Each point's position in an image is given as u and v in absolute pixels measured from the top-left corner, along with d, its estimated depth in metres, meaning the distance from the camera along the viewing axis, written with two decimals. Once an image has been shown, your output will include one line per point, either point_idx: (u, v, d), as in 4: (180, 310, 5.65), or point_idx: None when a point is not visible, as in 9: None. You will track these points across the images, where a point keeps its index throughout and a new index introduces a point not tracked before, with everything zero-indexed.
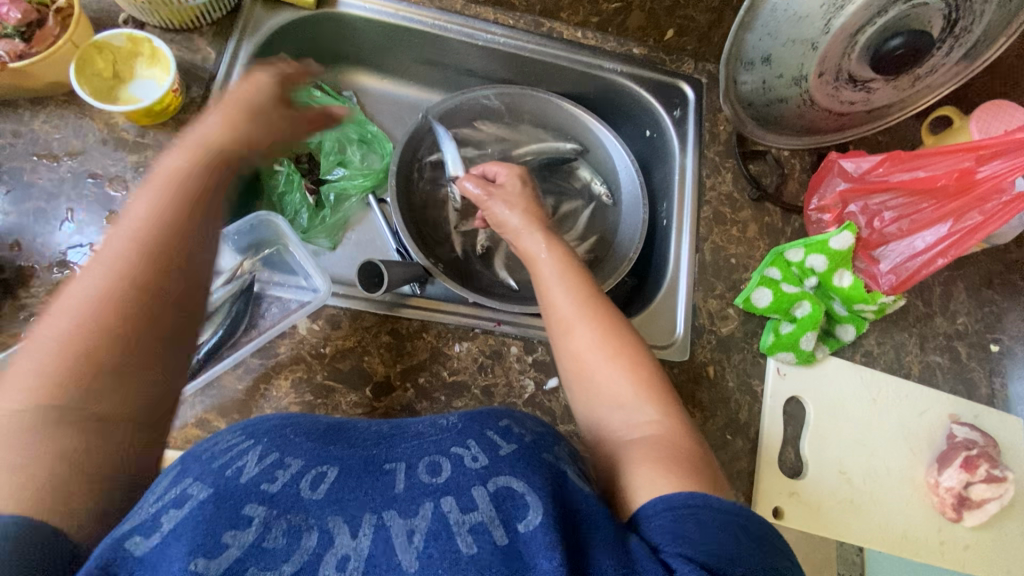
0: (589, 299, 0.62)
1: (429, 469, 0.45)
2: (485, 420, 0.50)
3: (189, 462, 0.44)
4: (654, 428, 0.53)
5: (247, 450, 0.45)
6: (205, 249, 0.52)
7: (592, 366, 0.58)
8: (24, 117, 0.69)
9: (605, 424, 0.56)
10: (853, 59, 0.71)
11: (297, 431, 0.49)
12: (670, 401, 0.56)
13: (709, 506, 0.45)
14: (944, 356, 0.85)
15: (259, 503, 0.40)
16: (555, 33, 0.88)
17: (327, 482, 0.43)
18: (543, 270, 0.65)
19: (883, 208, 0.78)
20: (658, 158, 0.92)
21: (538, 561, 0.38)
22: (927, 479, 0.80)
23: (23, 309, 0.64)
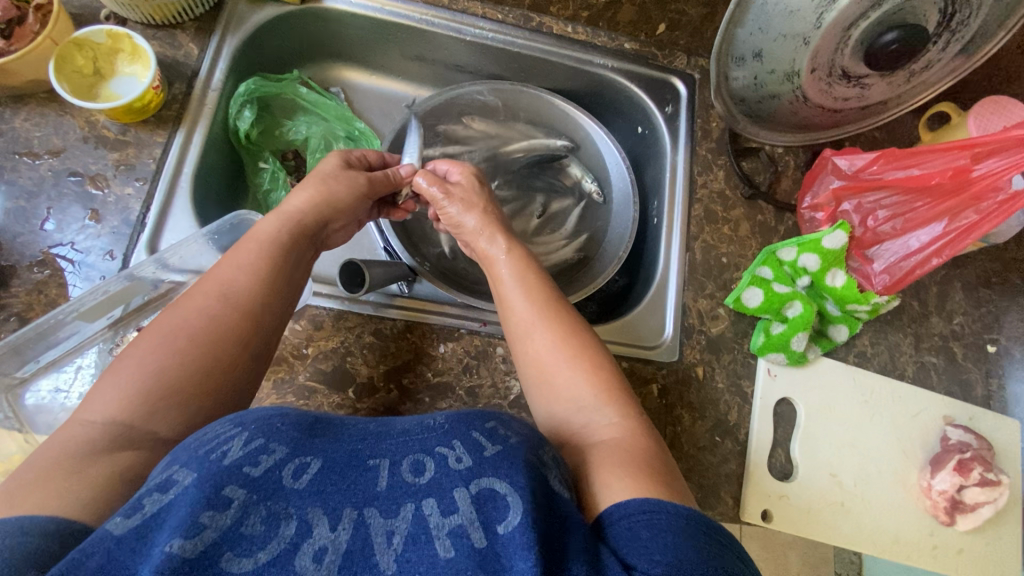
0: (547, 303, 0.63)
1: (412, 468, 0.43)
2: (471, 420, 0.48)
3: (178, 450, 0.43)
4: (614, 431, 0.54)
5: (232, 436, 0.43)
6: (274, 298, 0.57)
7: (551, 368, 0.59)
8: (5, 114, 0.68)
9: (566, 426, 0.57)
10: (846, 54, 0.69)
11: (286, 420, 0.47)
12: (629, 402, 0.57)
13: (664, 511, 0.44)
14: (939, 357, 0.84)
15: (239, 486, 0.39)
16: (544, 28, 0.87)
17: (310, 472, 0.41)
18: (502, 273, 0.67)
19: (878, 206, 0.76)
20: (649, 155, 0.91)
21: (515, 562, 0.37)
22: (920, 482, 0.79)
23: (3, 308, 0.62)
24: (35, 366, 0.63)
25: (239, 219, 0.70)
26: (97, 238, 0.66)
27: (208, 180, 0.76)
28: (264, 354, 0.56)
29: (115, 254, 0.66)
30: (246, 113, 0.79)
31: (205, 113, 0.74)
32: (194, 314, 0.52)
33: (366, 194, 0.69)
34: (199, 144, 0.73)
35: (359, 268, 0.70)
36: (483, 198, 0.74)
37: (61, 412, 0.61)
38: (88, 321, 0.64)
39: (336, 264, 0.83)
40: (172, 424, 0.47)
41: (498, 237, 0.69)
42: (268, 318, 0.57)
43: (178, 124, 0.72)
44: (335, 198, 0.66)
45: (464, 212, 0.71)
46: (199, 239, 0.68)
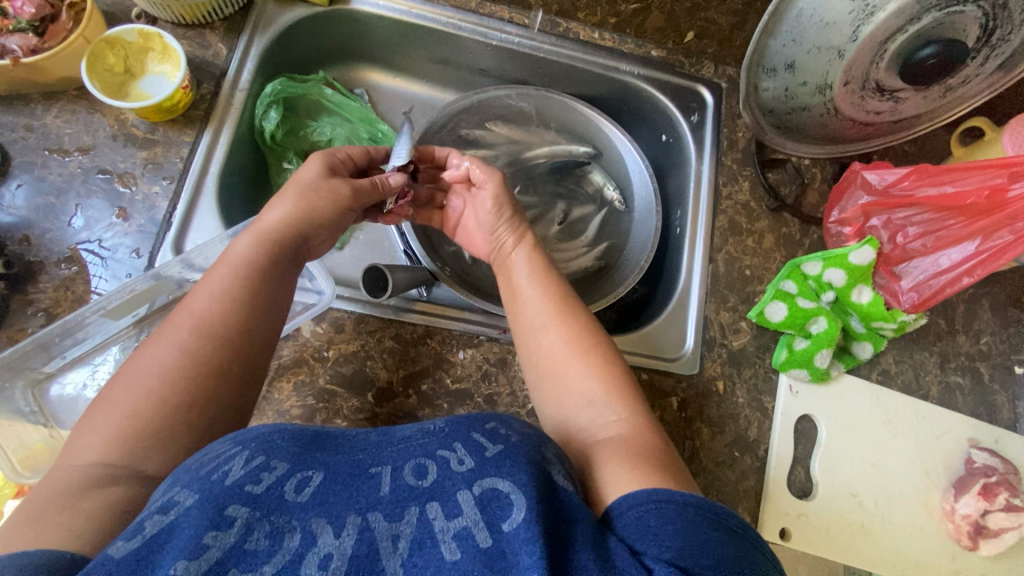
0: (562, 302, 0.63)
1: (414, 472, 0.43)
2: (472, 423, 0.49)
3: (179, 471, 0.43)
4: (620, 427, 0.54)
5: (233, 455, 0.43)
6: (273, 306, 0.58)
7: (562, 362, 0.59)
8: (37, 111, 0.69)
9: (575, 421, 0.56)
10: (881, 68, 0.68)
11: (285, 436, 0.47)
12: (635, 398, 0.57)
13: (674, 501, 0.43)
14: (964, 377, 0.82)
15: (242, 504, 0.39)
16: (571, 33, 0.86)
17: (312, 485, 0.41)
18: (517, 267, 0.68)
19: (908, 223, 0.75)
20: (673, 163, 0.90)
21: (521, 557, 0.37)
22: (943, 505, 0.78)
23: (32, 304, 0.63)
24: (60, 361, 0.63)
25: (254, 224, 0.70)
26: (124, 236, 0.67)
27: (233, 179, 0.76)
28: (266, 351, 0.57)
29: (140, 252, 0.67)
30: (272, 113, 0.80)
31: (231, 113, 0.74)
32: (185, 334, 0.53)
33: (350, 206, 0.65)
34: (225, 144, 0.73)
35: (382, 273, 0.70)
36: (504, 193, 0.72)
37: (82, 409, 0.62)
38: (113, 319, 0.65)
39: (357, 267, 0.84)
40: (159, 462, 0.47)
41: (519, 238, 0.69)
42: (266, 328, 0.57)
43: (205, 124, 0.72)
44: (323, 214, 0.63)
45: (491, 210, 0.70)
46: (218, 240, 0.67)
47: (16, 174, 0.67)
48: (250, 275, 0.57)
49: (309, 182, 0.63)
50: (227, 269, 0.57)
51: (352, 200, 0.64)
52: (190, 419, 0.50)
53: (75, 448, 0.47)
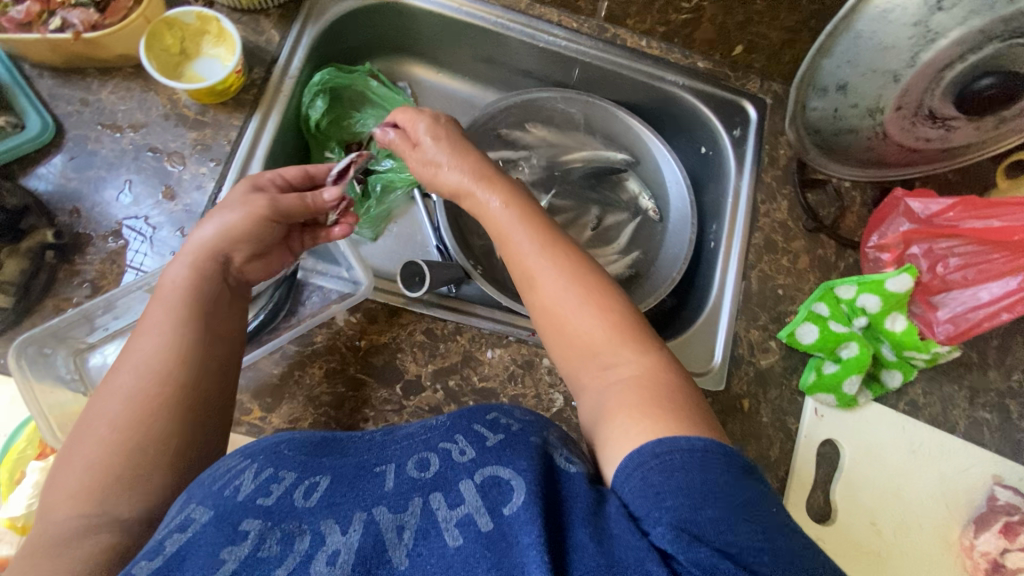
0: (551, 246, 0.61)
1: (418, 465, 0.47)
2: (473, 415, 0.52)
3: (193, 488, 0.46)
4: (632, 371, 0.53)
5: (243, 470, 0.46)
6: (227, 335, 0.59)
7: (561, 314, 0.58)
8: (93, 86, 0.71)
9: (585, 374, 0.56)
10: (937, 95, 0.67)
11: (290, 447, 0.50)
12: (645, 337, 0.56)
13: (678, 449, 0.45)
14: (993, 414, 0.81)
15: (255, 517, 0.41)
16: (618, 40, 0.86)
17: (319, 490, 0.44)
18: (498, 220, 0.64)
19: (950, 253, 0.74)
20: (711, 176, 0.90)
21: (521, 537, 0.40)
22: (962, 541, 0.77)
23: (78, 274, 0.65)
24: (102, 332, 0.66)
25: None
26: (169, 215, 0.68)
27: (277, 165, 0.77)
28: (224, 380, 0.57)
29: (185, 230, 0.68)
30: (318, 103, 0.81)
31: (280, 99, 0.75)
32: (133, 377, 0.52)
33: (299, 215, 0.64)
34: (273, 129, 0.74)
35: (419, 268, 0.70)
36: (464, 143, 0.70)
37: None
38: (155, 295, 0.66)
39: (390, 258, 0.85)
40: (136, 504, 0.48)
41: (483, 182, 0.66)
42: (219, 354, 0.57)
43: (254, 109, 0.73)
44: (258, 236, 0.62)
45: (453, 164, 0.67)
46: None
47: (70, 147, 0.69)
48: (186, 305, 0.56)
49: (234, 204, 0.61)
50: (159, 307, 0.56)
51: (270, 210, 0.62)
52: (170, 453, 0.51)
53: (46, 507, 0.47)
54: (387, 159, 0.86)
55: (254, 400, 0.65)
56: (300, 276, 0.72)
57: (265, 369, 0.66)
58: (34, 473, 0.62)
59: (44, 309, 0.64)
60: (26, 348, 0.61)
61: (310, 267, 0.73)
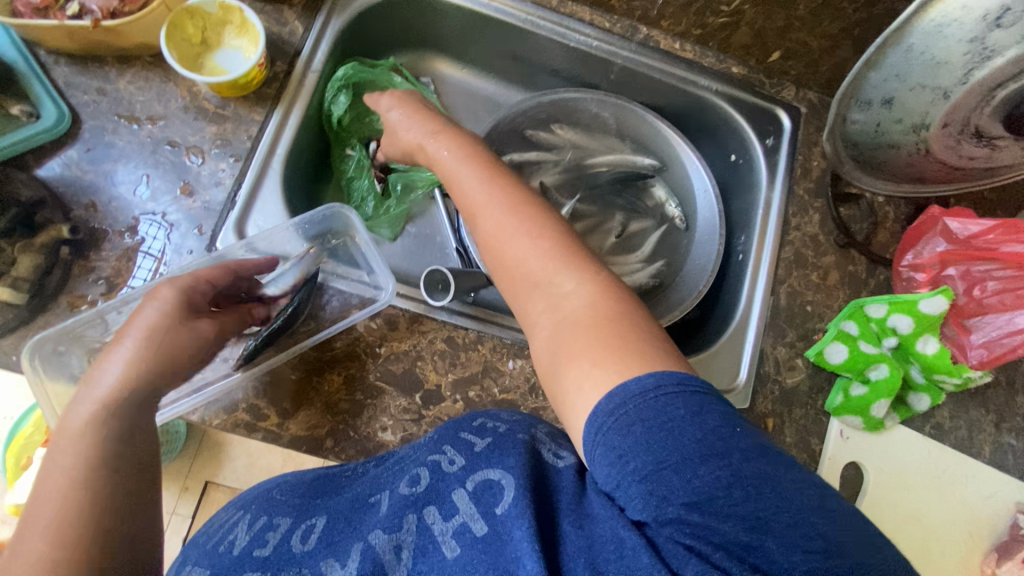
0: (495, 182, 0.60)
1: (409, 483, 0.49)
2: (460, 425, 0.54)
3: (189, 550, 0.53)
4: (578, 301, 0.51)
5: (237, 524, 0.52)
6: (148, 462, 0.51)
7: (508, 250, 0.56)
8: (111, 75, 0.69)
9: (534, 311, 0.54)
10: (986, 114, 0.64)
11: (282, 492, 0.56)
12: (587, 264, 0.54)
13: (625, 395, 0.43)
14: (1019, 440, 0.79)
15: (254, 569, 0.46)
16: (651, 42, 0.83)
17: (316, 531, 0.48)
18: (448, 171, 0.63)
19: (988, 276, 0.73)
20: (740, 185, 0.87)
21: (514, 533, 0.40)
22: (984, 570, 0.76)
23: (93, 271, 0.63)
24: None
25: (334, 212, 0.71)
26: (187, 212, 0.66)
27: (298, 162, 0.75)
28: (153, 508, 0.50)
29: (203, 228, 0.66)
30: (341, 98, 0.78)
31: (303, 93, 0.72)
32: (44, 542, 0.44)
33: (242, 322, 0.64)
34: (293, 126, 0.71)
35: (442, 276, 0.70)
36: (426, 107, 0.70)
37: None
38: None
39: (408, 260, 0.83)
40: None
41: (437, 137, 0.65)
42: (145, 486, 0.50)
43: (276, 103, 0.71)
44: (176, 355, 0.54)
45: (411, 122, 0.67)
46: (291, 227, 0.69)
47: (86, 138, 0.67)
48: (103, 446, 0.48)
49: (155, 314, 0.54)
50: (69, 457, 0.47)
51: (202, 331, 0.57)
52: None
53: None
54: None
55: (272, 406, 0.64)
56: (320, 279, 0.71)
57: (283, 375, 0.64)
58: None
59: (58, 306, 0.62)
60: (41, 347, 0.60)
61: (330, 270, 0.71)
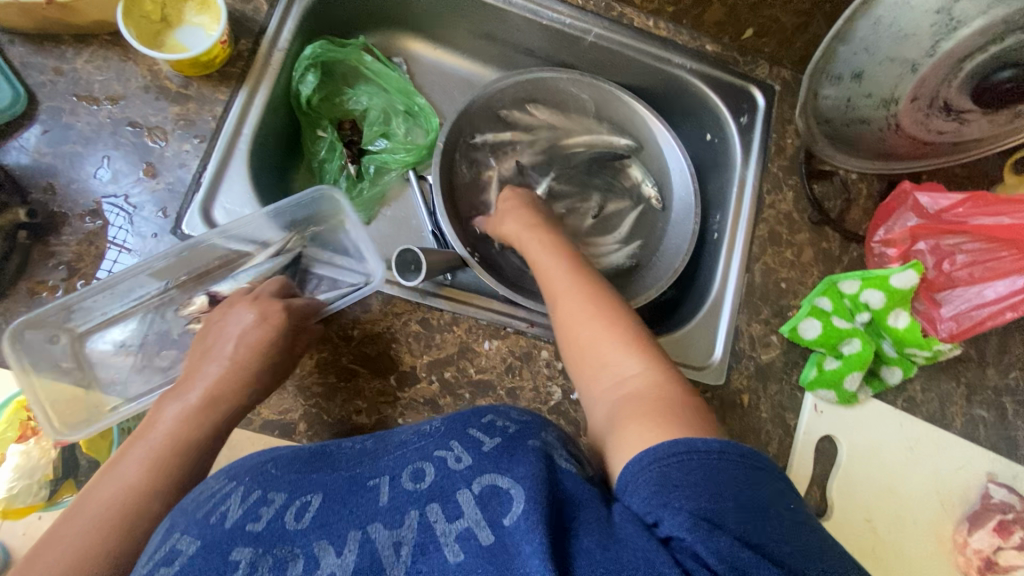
0: (580, 272, 0.66)
1: (412, 477, 0.47)
2: (467, 420, 0.53)
3: (175, 515, 0.46)
4: (639, 381, 0.53)
5: (229, 494, 0.47)
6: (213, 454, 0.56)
7: (577, 326, 0.60)
8: (67, 54, 0.66)
9: (597, 388, 0.56)
10: (954, 87, 0.65)
11: (278, 465, 0.51)
12: (654, 353, 0.57)
13: (694, 451, 0.44)
14: (989, 411, 0.80)
15: (246, 545, 0.42)
16: (625, 19, 0.82)
17: (311, 510, 0.45)
18: (536, 256, 0.70)
19: (958, 250, 0.73)
20: (716, 164, 0.87)
21: (522, 547, 0.39)
22: (955, 538, 0.77)
23: (54, 256, 0.61)
24: (98, 319, 0.65)
25: (321, 195, 0.69)
26: (151, 193, 0.65)
27: (267, 143, 0.74)
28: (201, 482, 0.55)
29: (167, 211, 0.65)
30: (309, 77, 0.77)
31: (269, 73, 0.70)
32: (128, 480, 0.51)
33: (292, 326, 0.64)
34: (259, 107, 0.70)
35: (415, 256, 0.68)
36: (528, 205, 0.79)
37: (121, 368, 0.65)
38: (156, 277, 0.65)
39: (382, 244, 0.82)
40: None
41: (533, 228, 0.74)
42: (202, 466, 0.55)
43: (241, 83, 0.69)
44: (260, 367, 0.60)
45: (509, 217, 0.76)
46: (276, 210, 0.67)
47: (43, 119, 0.65)
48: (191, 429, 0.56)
49: (251, 323, 0.62)
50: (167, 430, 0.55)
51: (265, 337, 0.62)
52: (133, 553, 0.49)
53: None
54: (380, 139, 0.83)
55: None
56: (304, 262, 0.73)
57: None
58: (14, 457, 0.59)
59: (17, 292, 0.60)
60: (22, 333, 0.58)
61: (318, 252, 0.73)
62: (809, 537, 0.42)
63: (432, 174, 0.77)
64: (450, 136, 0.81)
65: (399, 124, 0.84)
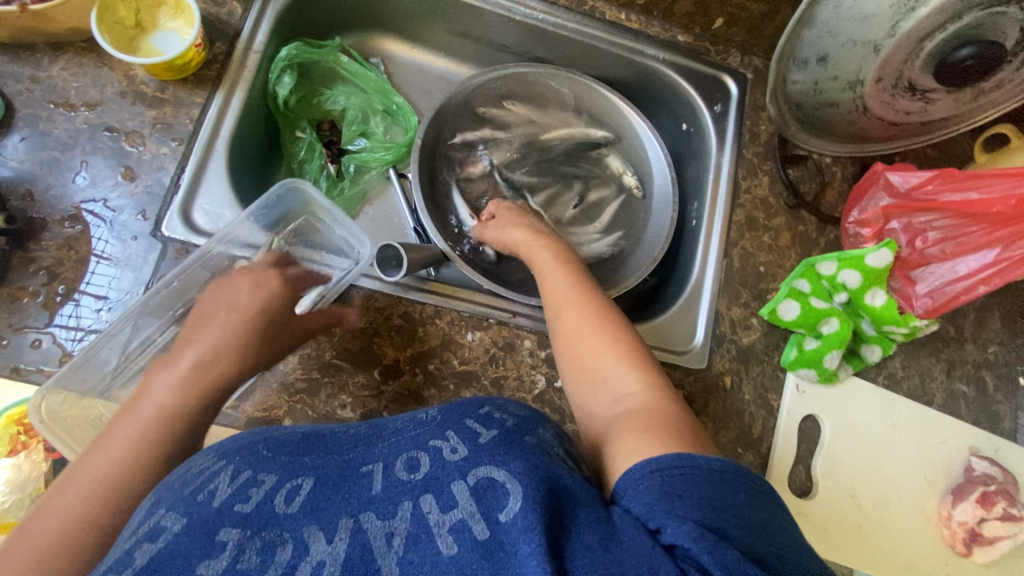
0: (581, 285, 0.65)
1: (407, 466, 0.45)
2: (464, 411, 0.51)
3: (162, 490, 0.45)
4: (636, 399, 0.54)
5: (218, 472, 0.46)
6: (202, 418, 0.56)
7: (578, 339, 0.60)
8: (43, 62, 0.67)
9: (594, 401, 0.56)
10: (916, 67, 0.66)
11: (269, 446, 0.50)
12: (653, 371, 0.56)
13: (698, 465, 0.43)
14: (969, 386, 0.82)
15: (234, 526, 0.41)
16: (597, 13, 0.83)
17: (302, 494, 0.43)
18: (541, 263, 0.70)
19: (929, 227, 0.74)
20: (692, 153, 0.88)
21: (519, 546, 0.38)
22: (940, 511, 0.78)
23: (34, 261, 0.62)
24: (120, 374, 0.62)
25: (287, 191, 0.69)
26: (130, 196, 0.65)
27: (245, 145, 0.74)
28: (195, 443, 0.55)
29: (147, 214, 0.65)
30: (286, 79, 0.78)
31: (245, 75, 0.71)
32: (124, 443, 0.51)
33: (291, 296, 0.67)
34: (236, 108, 0.71)
35: (396, 252, 0.68)
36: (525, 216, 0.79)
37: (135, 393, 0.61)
38: (157, 314, 0.64)
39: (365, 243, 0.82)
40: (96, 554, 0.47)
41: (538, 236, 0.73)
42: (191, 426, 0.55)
43: (217, 85, 0.70)
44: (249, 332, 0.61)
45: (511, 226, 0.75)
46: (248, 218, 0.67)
47: (20, 127, 0.65)
48: (179, 393, 0.56)
49: (244, 291, 0.64)
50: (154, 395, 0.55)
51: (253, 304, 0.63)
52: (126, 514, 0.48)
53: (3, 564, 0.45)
54: (360, 138, 0.84)
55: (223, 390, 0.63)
56: None
57: None
58: (5, 471, 0.60)
59: None
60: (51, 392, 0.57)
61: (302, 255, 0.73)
62: (795, 553, 0.42)
63: (414, 171, 0.78)
64: (429, 133, 0.82)
65: (377, 123, 0.86)
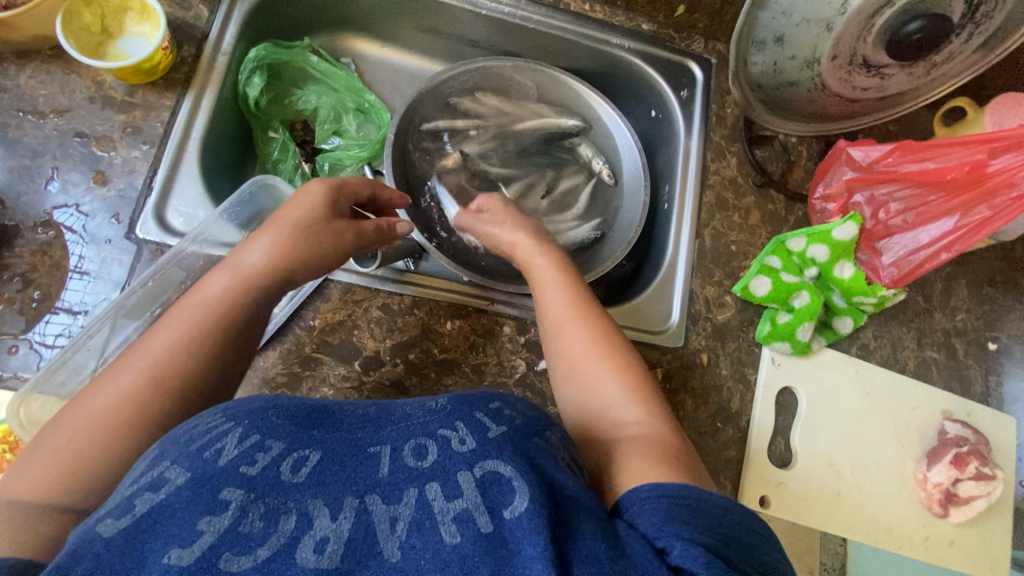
0: (582, 303, 0.64)
1: (415, 453, 0.45)
2: (474, 403, 0.51)
3: (167, 443, 0.44)
4: (640, 428, 0.54)
5: (226, 432, 0.44)
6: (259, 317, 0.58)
7: (581, 364, 0.59)
8: (9, 71, 0.67)
9: (594, 420, 0.57)
10: (869, 42, 0.69)
11: (279, 414, 0.48)
12: (656, 402, 0.57)
13: (701, 498, 0.45)
14: (940, 352, 0.84)
15: (237, 487, 0.40)
16: (562, 4, 0.85)
17: (309, 465, 0.43)
18: (540, 275, 0.67)
19: (890, 199, 0.76)
20: (662, 139, 0.90)
21: (523, 546, 0.38)
22: (915, 474, 0.80)
23: (8, 268, 0.62)
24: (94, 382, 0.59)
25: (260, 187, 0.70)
26: (102, 201, 0.65)
27: (217, 147, 0.75)
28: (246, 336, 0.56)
29: (120, 217, 0.65)
30: (255, 80, 0.78)
31: (214, 78, 0.72)
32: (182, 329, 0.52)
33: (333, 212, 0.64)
34: (207, 110, 0.71)
35: None
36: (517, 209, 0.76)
37: None
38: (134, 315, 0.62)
39: None
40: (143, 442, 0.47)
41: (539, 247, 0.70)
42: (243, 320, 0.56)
43: (186, 88, 0.70)
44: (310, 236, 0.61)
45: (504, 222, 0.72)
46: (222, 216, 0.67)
47: None
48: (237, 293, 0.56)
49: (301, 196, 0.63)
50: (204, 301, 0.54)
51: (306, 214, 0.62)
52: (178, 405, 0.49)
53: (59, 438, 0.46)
54: (333, 137, 0.85)
55: None
56: None
57: None
58: None
59: None
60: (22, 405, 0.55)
61: None
62: None
63: (386, 169, 0.79)
64: (400, 128, 0.82)
65: (350, 121, 0.87)
